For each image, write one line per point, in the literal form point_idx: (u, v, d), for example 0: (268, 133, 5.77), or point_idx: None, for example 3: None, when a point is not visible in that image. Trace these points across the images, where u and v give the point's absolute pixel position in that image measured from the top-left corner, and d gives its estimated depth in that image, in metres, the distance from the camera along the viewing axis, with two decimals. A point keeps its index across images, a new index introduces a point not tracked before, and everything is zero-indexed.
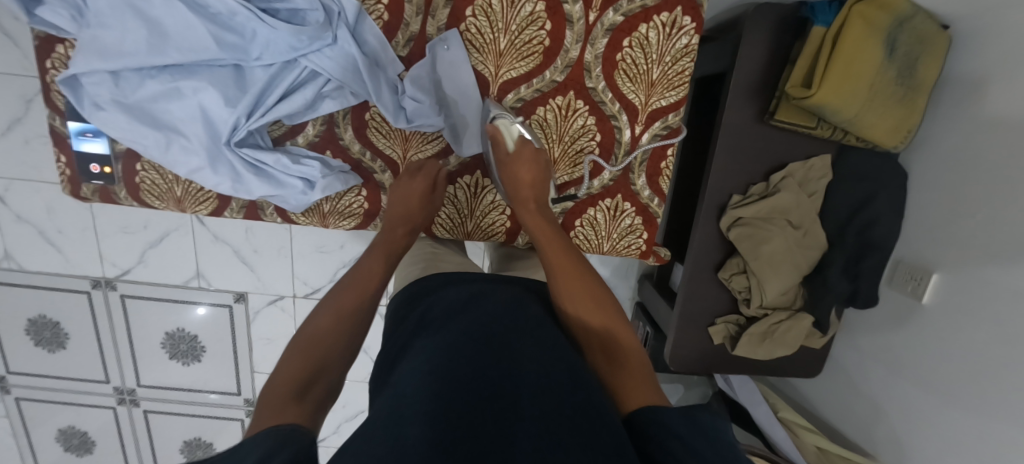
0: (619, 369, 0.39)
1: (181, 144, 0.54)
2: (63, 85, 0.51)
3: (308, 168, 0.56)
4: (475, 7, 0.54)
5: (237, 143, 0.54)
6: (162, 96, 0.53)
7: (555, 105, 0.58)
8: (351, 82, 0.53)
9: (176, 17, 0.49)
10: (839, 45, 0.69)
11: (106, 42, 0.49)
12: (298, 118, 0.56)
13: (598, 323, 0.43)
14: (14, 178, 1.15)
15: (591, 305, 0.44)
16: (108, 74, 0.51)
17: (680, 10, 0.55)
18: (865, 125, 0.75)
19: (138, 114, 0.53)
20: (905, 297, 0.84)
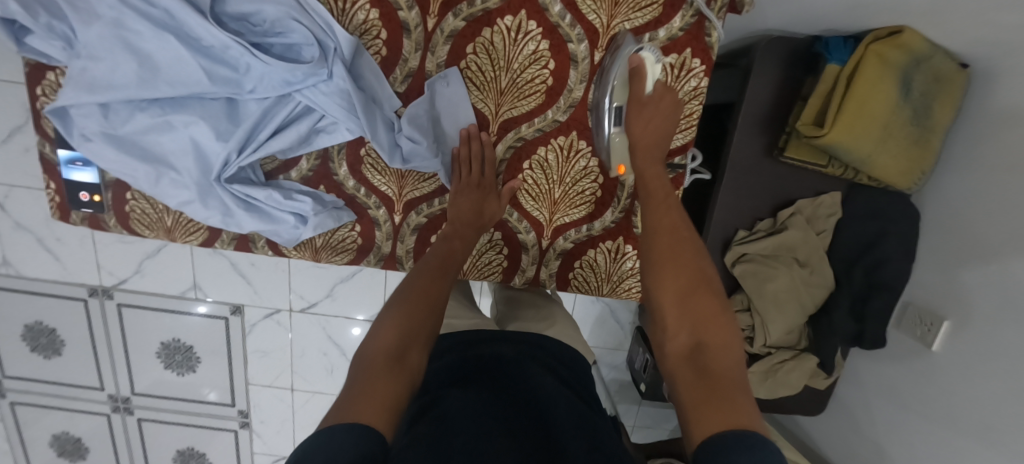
0: (706, 384, 0.33)
1: (171, 178, 0.53)
2: (52, 115, 0.50)
3: (300, 204, 0.55)
4: (476, 45, 0.52)
5: (227, 179, 0.53)
6: (152, 129, 0.52)
7: (556, 145, 0.56)
8: (345, 118, 0.52)
9: (167, 51, 0.48)
10: (852, 87, 0.67)
11: (95, 74, 0.48)
12: (291, 152, 0.55)
13: (709, 329, 0.37)
14: (14, 185, 1.15)
15: (698, 309, 0.38)
16: (97, 106, 0.50)
17: (690, 52, 0.53)
18: (877, 166, 0.72)
19: (127, 147, 0.52)
20: (913, 341, 0.81)
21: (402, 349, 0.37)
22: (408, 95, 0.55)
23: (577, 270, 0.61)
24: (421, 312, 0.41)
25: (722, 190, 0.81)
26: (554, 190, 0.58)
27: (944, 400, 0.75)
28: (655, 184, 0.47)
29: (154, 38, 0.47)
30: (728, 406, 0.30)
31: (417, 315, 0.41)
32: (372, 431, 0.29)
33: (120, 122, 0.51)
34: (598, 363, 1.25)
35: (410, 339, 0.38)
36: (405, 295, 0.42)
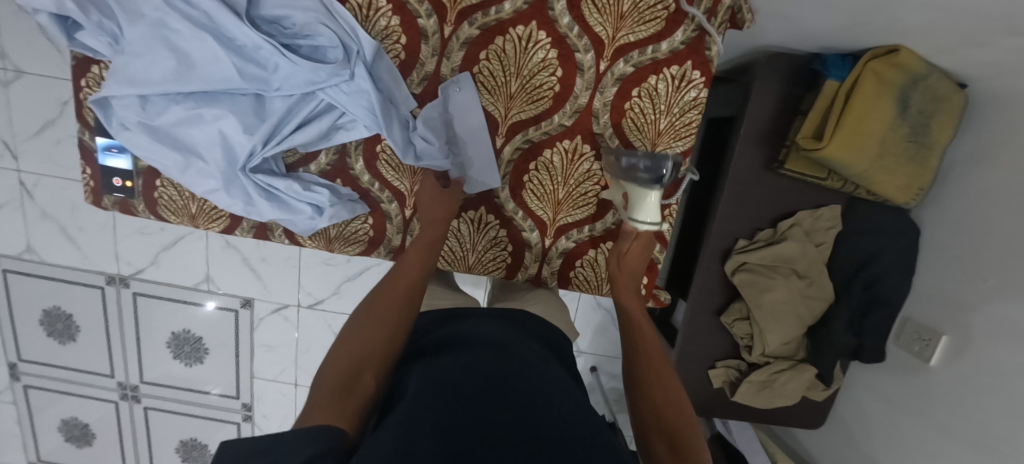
0: (674, 443, 0.39)
1: (199, 167, 0.57)
2: (95, 105, 0.55)
3: (318, 195, 0.58)
4: (489, 52, 0.55)
5: (252, 169, 0.56)
6: (184, 121, 0.55)
7: (561, 148, 0.59)
8: (363, 116, 0.55)
9: (204, 50, 0.52)
10: (851, 104, 0.69)
11: (136, 69, 0.52)
12: (311, 146, 0.59)
13: (669, 412, 0.43)
14: (44, 174, 1.21)
15: (665, 386, 0.45)
16: (136, 98, 0.54)
17: (691, 64, 0.55)
18: (876, 181, 0.74)
19: (160, 136, 0.56)
20: (912, 356, 0.81)
21: (355, 373, 0.40)
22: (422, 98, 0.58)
23: (578, 268, 0.63)
24: (378, 339, 0.44)
25: (724, 201, 0.83)
26: (558, 191, 0.60)
27: (942, 416, 0.75)
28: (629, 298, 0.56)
29: (193, 38, 0.51)
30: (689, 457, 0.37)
31: (369, 349, 0.43)
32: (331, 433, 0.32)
33: (156, 112, 0.55)
34: (598, 370, 1.26)
35: (362, 367, 0.41)
36: (358, 332, 0.45)
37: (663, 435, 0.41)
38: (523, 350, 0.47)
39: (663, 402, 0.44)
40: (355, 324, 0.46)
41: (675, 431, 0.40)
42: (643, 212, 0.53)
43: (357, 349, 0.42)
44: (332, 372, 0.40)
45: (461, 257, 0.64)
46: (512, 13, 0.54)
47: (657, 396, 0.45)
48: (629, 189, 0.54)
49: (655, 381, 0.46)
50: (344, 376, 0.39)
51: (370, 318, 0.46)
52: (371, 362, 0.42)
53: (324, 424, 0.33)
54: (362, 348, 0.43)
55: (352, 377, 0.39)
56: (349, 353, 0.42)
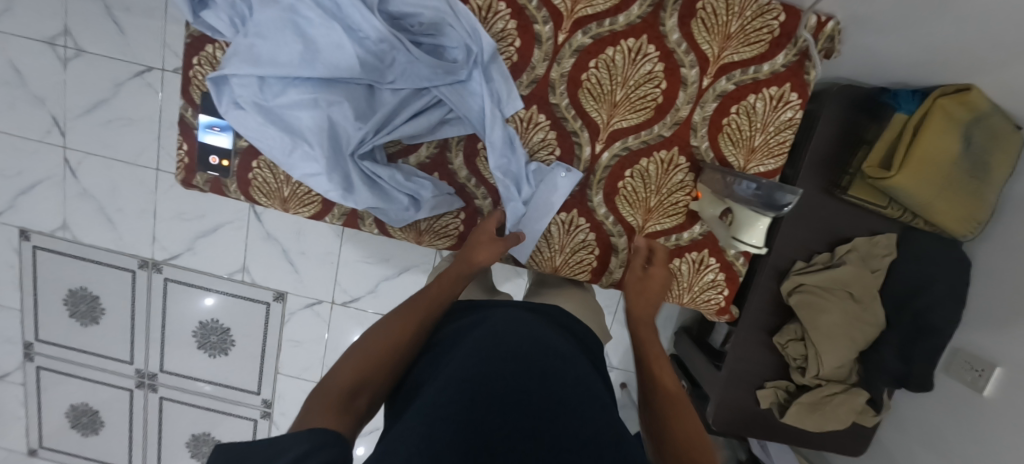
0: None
1: (304, 151, 0.57)
2: (212, 81, 0.55)
3: (419, 186, 0.61)
4: (598, 60, 0.58)
5: (360, 155, 0.58)
6: (298, 104, 0.56)
7: (658, 158, 0.60)
8: (472, 114, 0.59)
9: (330, 38, 0.53)
10: (919, 137, 0.71)
11: (261, 51, 0.53)
12: (417, 139, 0.61)
13: (691, 449, 0.38)
14: (90, 153, 1.20)
15: (685, 418, 0.42)
16: (256, 79, 0.55)
17: (789, 86, 0.58)
18: (936, 213, 0.76)
19: (270, 117, 0.57)
20: (963, 387, 0.82)
21: (353, 394, 0.40)
22: (529, 100, 0.59)
23: None
24: (379, 363, 0.44)
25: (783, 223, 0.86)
26: (650, 199, 0.62)
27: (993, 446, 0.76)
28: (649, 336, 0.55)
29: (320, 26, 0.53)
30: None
31: (376, 366, 0.44)
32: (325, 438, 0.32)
33: (270, 95, 0.56)
34: (628, 386, 1.26)
35: (364, 387, 0.41)
36: (360, 352, 0.45)
37: (671, 457, 0.37)
38: (535, 342, 0.46)
39: (678, 429, 0.40)
40: (355, 348, 0.46)
41: (684, 457, 0.37)
42: (749, 233, 0.56)
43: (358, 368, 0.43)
44: (333, 388, 0.40)
45: (548, 258, 0.65)
46: (625, 25, 0.56)
47: (677, 422, 0.41)
48: (736, 211, 0.56)
49: (674, 411, 0.43)
50: (346, 391, 0.40)
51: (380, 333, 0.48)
52: (376, 382, 0.43)
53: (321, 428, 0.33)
54: (367, 365, 0.44)
55: (351, 396, 0.40)
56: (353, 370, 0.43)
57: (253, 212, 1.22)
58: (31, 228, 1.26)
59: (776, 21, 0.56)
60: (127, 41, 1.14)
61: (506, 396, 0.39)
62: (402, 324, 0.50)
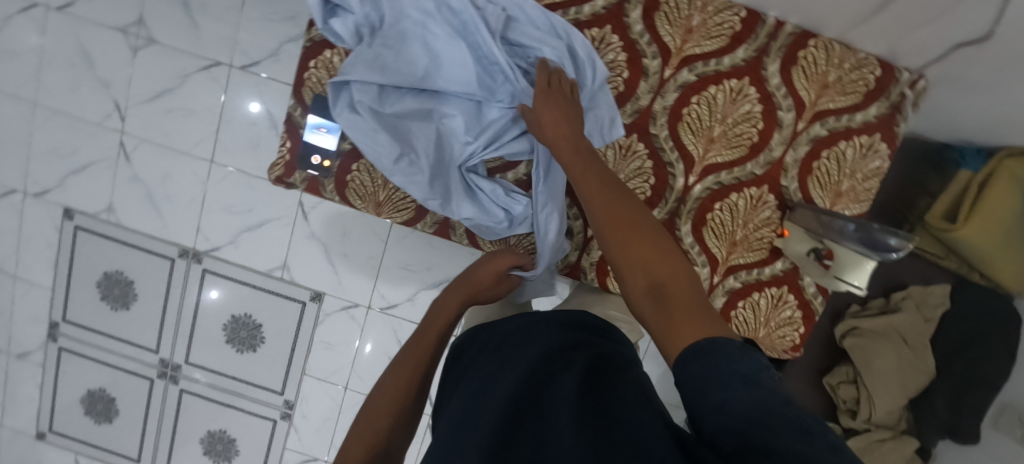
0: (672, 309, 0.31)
1: (410, 160, 0.59)
2: (333, 86, 0.57)
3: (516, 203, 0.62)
4: (700, 97, 0.60)
5: (467, 168, 0.61)
6: (413, 114, 0.60)
7: (748, 194, 0.62)
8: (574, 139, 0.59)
9: (455, 55, 0.57)
10: (985, 195, 0.74)
11: (387, 61, 0.56)
12: (517, 157, 0.62)
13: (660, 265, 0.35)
14: (147, 139, 1.22)
15: (644, 240, 0.37)
16: (377, 87, 0.58)
17: (880, 137, 0.61)
18: (999, 268, 0.78)
19: (384, 124, 0.58)
20: (1011, 442, 0.83)
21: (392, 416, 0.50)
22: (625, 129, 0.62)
23: (740, 309, 0.65)
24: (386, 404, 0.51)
25: None
26: (737, 232, 0.64)
27: None
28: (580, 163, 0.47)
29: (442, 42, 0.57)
30: (690, 320, 0.30)
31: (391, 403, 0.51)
32: None
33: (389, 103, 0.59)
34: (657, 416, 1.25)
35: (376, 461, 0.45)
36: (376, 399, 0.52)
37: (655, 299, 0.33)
38: (527, 344, 0.43)
39: (645, 263, 0.36)
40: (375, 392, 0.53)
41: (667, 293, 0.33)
42: (848, 272, 0.58)
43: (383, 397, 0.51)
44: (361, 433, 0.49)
45: None
46: (729, 67, 0.59)
47: (640, 249, 0.36)
48: (832, 249, 0.58)
49: (627, 241, 0.38)
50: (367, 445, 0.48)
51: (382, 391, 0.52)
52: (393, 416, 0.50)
53: None
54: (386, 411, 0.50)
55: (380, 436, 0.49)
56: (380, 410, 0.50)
57: (301, 211, 1.23)
58: (76, 208, 1.26)
59: (873, 75, 0.60)
60: (200, 35, 1.17)
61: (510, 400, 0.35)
62: (403, 371, 0.54)
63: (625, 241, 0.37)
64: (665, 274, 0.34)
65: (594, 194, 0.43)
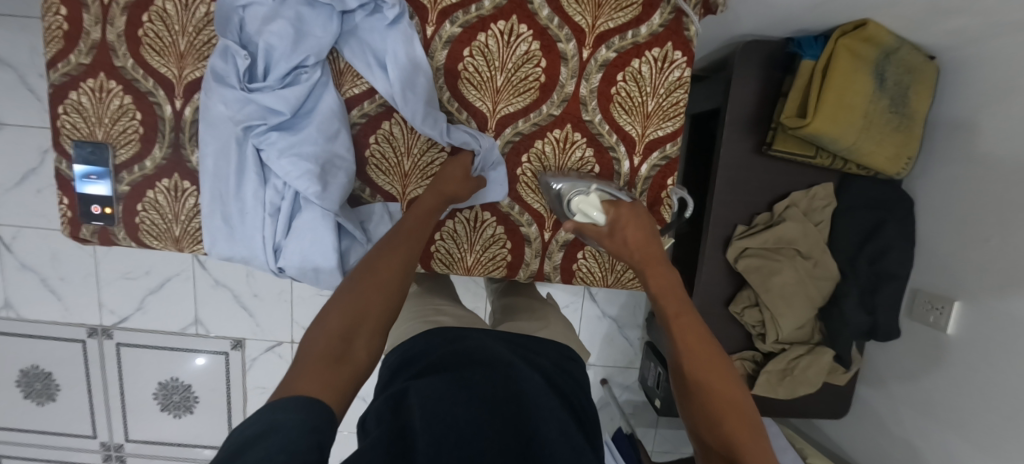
0: (725, 420, 0.39)
1: (221, 145, 0.55)
2: (208, 81, 0.53)
3: (280, 239, 0.58)
4: (472, 48, 0.55)
5: (268, 192, 0.57)
6: (239, 146, 0.55)
7: (552, 138, 0.58)
8: (311, 234, 0.57)
9: (282, 142, 0.54)
10: (829, 77, 0.70)
11: (224, 116, 0.54)
12: (288, 223, 0.57)
13: (716, 389, 0.41)
14: (23, 225, 1.15)
15: (716, 372, 0.42)
16: (224, 107, 0.53)
17: (671, 46, 0.56)
18: (864, 153, 0.75)
19: (215, 124, 0.54)
20: (928, 328, 0.80)
21: (347, 340, 0.38)
22: (391, 108, 0.57)
23: (581, 261, 0.62)
24: (372, 304, 0.42)
25: (719, 188, 0.83)
26: None
27: (968, 384, 0.73)
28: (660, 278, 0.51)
29: (304, 199, 0.57)
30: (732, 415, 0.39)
31: (398, 267, 0.46)
32: (311, 413, 0.29)
33: (279, 102, 0.52)
34: (609, 382, 1.23)
35: (354, 331, 0.39)
36: (360, 279, 0.44)
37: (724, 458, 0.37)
38: (518, 382, 0.50)
39: (713, 384, 0.41)
40: (344, 288, 0.43)
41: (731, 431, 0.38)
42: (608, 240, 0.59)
43: (410, 236, 0.49)
44: (325, 333, 0.38)
45: (459, 259, 0.61)
46: (491, 9, 0.54)
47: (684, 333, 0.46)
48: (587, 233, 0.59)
49: (701, 359, 0.43)
50: (331, 348, 0.37)
51: (356, 285, 0.43)
52: (346, 374, 0.36)
53: (310, 398, 0.31)
54: (357, 311, 0.41)
55: (344, 344, 0.38)
56: (383, 272, 0.45)
57: (197, 262, 1.18)
58: None
59: None
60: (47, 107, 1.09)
61: (496, 419, 0.44)
62: (361, 295, 0.42)
63: (692, 338, 0.45)
64: (712, 377, 0.42)
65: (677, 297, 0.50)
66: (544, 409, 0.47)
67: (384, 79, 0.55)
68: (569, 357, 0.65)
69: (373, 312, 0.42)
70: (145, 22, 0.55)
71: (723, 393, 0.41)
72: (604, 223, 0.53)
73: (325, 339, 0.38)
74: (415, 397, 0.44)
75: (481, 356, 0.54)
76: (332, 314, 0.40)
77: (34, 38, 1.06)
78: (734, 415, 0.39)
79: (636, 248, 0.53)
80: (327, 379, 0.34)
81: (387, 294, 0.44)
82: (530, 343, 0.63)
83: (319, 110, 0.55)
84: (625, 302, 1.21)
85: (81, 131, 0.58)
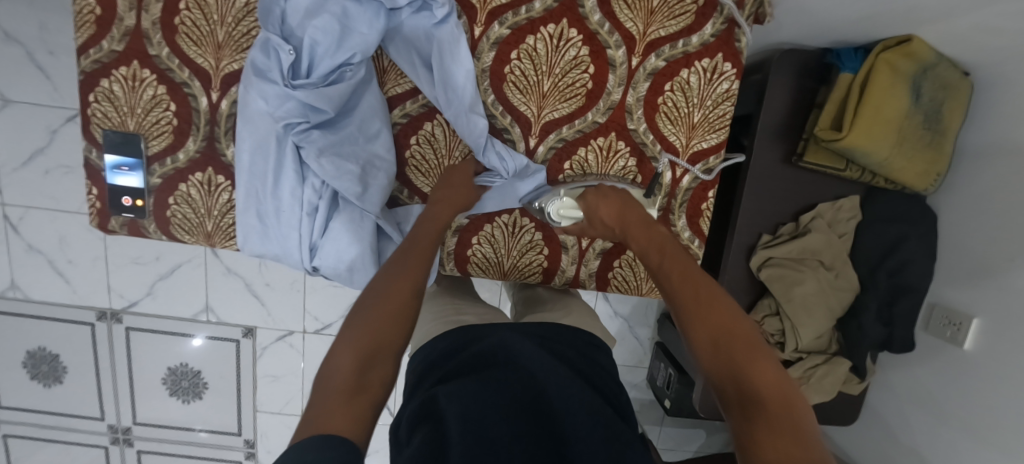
0: (727, 351, 0.37)
1: (257, 143, 0.53)
2: (247, 75, 0.51)
3: (318, 240, 0.57)
4: (520, 51, 0.54)
5: (304, 192, 0.55)
6: (276, 144, 0.53)
7: (595, 146, 0.58)
8: (350, 234, 0.56)
9: (318, 141, 0.52)
10: (868, 91, 0.69)
11: (263, 112, 0.52)
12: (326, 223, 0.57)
13: (723, 334, 0.39)
14: (30, 206, 1.13)
15: (714, 306, 0.41)
16: (264, 104, 0.51)
17: (721, 56, 0.55)
18: (894, 169, 0.75)
19: (253, 120, 0.53)
20: (944, 343, 0.81)
21: (363, 371, 0.37)
22: (434, 110, 0.56)
23: (616, 269, 0.62)
24: (387, 330, 0.41)
25: (747, 197, 0.83)
26: None
27: (981, 399, 0.74)
28: (645, 237, 0.52)
29: (343, 198, 0.56)
30: (742, 353, 0.37)
31: (405, 293, 0.44)
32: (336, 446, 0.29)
33: (322, 100, 0.50)
34: None
35: (373, 360, 0.38)
36: (371, 306, 0.42)
37: (733, 389, 0.35)
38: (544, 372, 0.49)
39: (708, 319, 0.40)
40: (355, 313, 0.42)
41: (736, 361, 0.36)
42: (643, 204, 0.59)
43: (419, 260, 0.48)
44: (339, 369, 0.37)
45: (496, 264, 0.61)
46: (542, 12, 0.53)
47: (678, 285, 0.45)
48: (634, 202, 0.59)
49: (692, 297, 0.43)
50: (351, 379, 0.35)
51: (374, 297, 0.43)
52: (366, 403, 0.35)
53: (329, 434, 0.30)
54: (369, 337, 0.39)
55: (363, 374, 0.36)
56: (391, 299, 0.43)
57: (209, 249, 1.17)
58: None
59: None
60: (55, 86, 1.06)
61: (521, 416, 0.43)
62: (372, 317, 0.41)
63: (685, 286, 0.45)
64: (721, 326, 0.40)
65: (674, 252, 0.49)
66: (573, 400, 0.46)
67: (429, 80, 0.54)
68: (594, 345, 0.63)
69: (389, 336, 0.40)
70: (181, 10, 0.52)
71: (722, 326, 0.39)
72: (582, 221, 0.56)
73: (341, 375, 0.36)
74: (445, 398, 0.44)
75: (499, 355, 0.52)
76: (345, 345, 0.39)
77: (42, 13, 1.02)
78: (739, 345, 0.38)
79: (618, 219, 0.54)
80: (349, 416, 0.32)
81: (400, 320, 0.42)
82: (554, 333, 0.62)
83: (358, 110, 0.54)
84: (638, 302, 1.22)
85: (111, 120, 0.56)
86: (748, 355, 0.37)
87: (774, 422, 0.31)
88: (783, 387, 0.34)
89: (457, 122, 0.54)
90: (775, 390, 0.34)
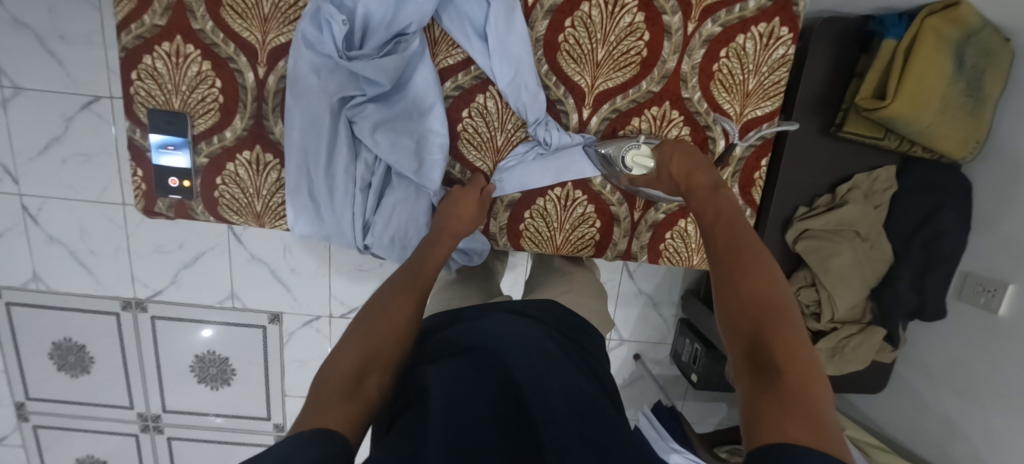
0: (756, 323, 0.32)
1: (304, 116, 0.52)
2: (296, 47, 0.49)
3: (372, 218, 0.57)
4: (574, 19, 0.53)
5: (357, 171, 0.56)
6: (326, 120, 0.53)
7: (649, 116, 0.57)
8: (404, 207, 0.57)
9: (375, 115, 0.54)
10: (911, 61, 0.68)
11: (313, 86, 0.51)
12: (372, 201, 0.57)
13: (758, 307, 0.33)
14: (49, 196, 1.11)
15: (755, 275, 0.36)
16: (315, 78, 0.51)
17: (779, 21, 0.54)
18: (935, 137, 0.74)
19: (301, 95, 0.51)
20: (978, 310, 0.82)
21: (361, 376, 0.34)
22: (487, 81, 0.55)
23: (668, 241, 0.62)
24: (389, 338, 0.38)
25: (784, 170, 0.82)
26: None
27: (1016, 364, 0.75)
28: (704, 193, 0.48)
29: (395, 175, 0.57)
30: (771, 332, 0.31)
31: (411, 309, 0.42)
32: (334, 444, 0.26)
33: (380, 72, 0.49)
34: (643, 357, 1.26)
35: (372, 365, 0.36)
36: (371, 318, 0.40)
37: (754, 362, 0.30)
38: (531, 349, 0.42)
39: (744, 285, 0.35)
40: (357, 325, 0.39)
41: (763, 337, 0.31)
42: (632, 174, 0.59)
43: (417, 284, 0.45)
44: (338, 369, 0.34)
45: (549, 237, 0.62)
46: None
47: (723, 251, 0.40)
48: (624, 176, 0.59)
49: (734, 265, 0.38)
50: (348, 381, 0.33)
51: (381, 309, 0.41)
52: (362, 408, 0.32)
53: (320, 428, 0.28)
54: (371, 345, 0.37)
55: (358, 379, 0.34)
56: (399, 310, 0.41)
57: (232, 236, 1.16)
58: None
59: None
60: (68, 71, 1.02)
61: (500, 403, 0.36)
62: (377, 329, 0.39)
63: (730, 253, 0.39)
64: (758, 299, 0.34)
65: (724, 220, 0.43)
66: (549, 382, 0.38)
67: (482, 50, 0.53)
68: (579, 328, 0.54)
69: (388, 346, 0.38)
70: None
71: (756, 297, 0.34)
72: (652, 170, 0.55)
73: (339, 374, 0.34)
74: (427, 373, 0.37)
75: (496, 333, 0.44)
76: (349, 346, 0.36)
77: None
78: (769, 319, 0.32)
79: (689, 176, 0.50)
80: (344, 414, 0.30)
81: (404, 337, 0.40)
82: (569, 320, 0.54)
83: (410, 84, 0.54)
84: (663, 279, 1.22)
85: (155, 99, 0.55)
86: (781, 336, 0.31)
87: (785, 390, 0.27)
88: (811, 373, 0.28)
89: (514, 95, 0.54)
90: (800, 374, 0.28)
